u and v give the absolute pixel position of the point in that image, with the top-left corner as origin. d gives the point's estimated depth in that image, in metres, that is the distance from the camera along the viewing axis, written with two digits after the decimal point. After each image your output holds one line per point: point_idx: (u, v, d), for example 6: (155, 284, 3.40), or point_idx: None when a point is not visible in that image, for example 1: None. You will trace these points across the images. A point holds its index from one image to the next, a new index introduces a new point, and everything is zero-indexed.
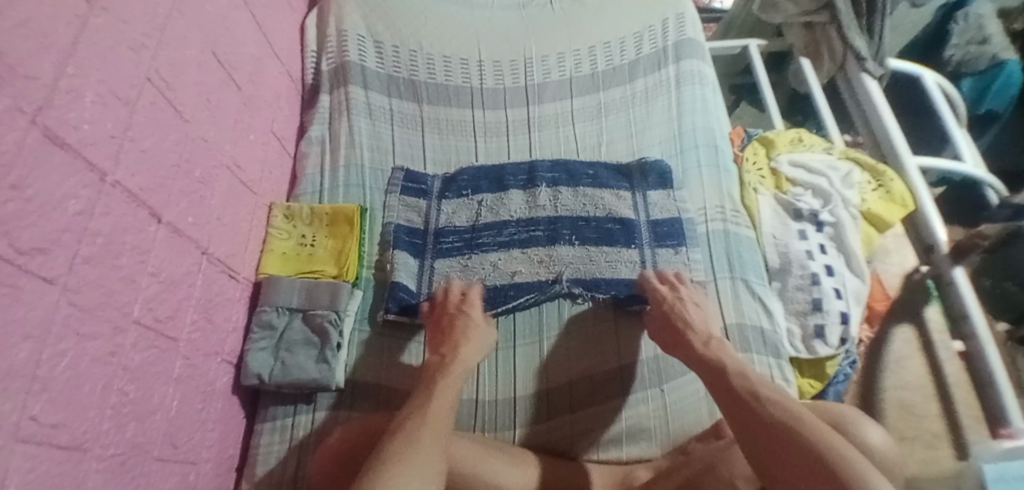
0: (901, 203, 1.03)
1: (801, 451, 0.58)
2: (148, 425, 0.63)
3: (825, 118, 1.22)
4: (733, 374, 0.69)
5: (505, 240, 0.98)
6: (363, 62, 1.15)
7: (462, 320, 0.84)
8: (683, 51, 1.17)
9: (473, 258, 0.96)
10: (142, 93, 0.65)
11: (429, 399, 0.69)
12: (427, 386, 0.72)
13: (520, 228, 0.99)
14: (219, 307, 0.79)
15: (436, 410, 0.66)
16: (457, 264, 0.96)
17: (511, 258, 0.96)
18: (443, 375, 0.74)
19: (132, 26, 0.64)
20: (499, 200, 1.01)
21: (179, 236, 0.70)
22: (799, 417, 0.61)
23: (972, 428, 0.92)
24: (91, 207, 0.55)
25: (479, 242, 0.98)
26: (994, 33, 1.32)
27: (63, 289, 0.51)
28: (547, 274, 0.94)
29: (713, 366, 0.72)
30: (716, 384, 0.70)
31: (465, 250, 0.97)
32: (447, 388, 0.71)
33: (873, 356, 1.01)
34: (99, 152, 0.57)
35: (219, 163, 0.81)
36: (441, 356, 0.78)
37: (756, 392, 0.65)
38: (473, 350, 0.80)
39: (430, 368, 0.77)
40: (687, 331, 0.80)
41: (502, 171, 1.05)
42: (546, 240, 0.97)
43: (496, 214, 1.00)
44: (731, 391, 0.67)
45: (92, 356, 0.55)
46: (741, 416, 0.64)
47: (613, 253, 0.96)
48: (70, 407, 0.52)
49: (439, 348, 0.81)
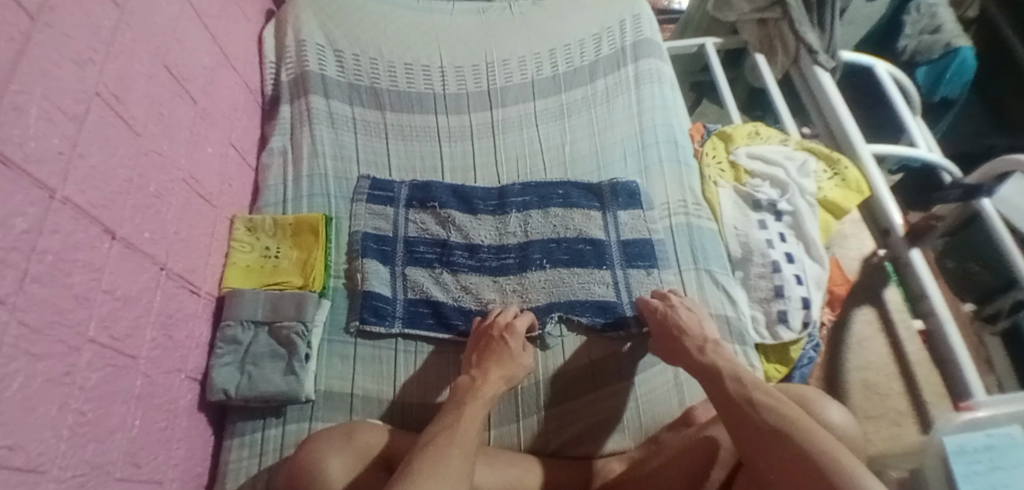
0: (857, 190, 1.05)
1: (786, 452, 0.56)
2: (108, 445, 0.62)
3: (782, 111, 1.25)
4: (729, 379, 0.68)
5: (476, 264, 0.96)
6: (323, 71, 1.15)
7: (501, 347, 0.81)
8: (641, 50, 1.19)
9: (444, 275, 0.95)
10: (90, 107, 0.64)
11: (459, 419, 0.67)
12: (456, 407, 0.70)
13: (491, 254, 0.97)
14: (180, 324, 0.78)
15: (468, 427, 0.65)
16: (428, 275, 0.95)
17: (483, 283, 0.95)
18: (471, 397, 0.72)
19: (76, 41, 0.63)
20: (470, 222, 1.01)
21: (134, 252, 0.69)
22: (792, 421, 0.58)
23: (936, 404, 0.95)
24: (39, 224, 0.54)
25: (451, 259, 0.96)
26: (946, 22, 1.39)
27: (13, 308, 0.50)
28: (521, 303, 0.93)
29: (711, 371, 0.71)
30: (712, 388, 0.69)
31: (437, 263, 0.97)
32: (476, 411, 0.69)
33: (836, 341, 1.04)
34: (46, 168, 0.56)
35: (175, 177, 0.80)
36: (471, 378, 0.76)
37: (752, 398, 0.64)
38: (505, 379, 0.77)
39: (458, 387, 0.75)
40: (687, 339, 0.79)
41: (471, 194, 1.04)
42: (517, 267, 0.96)
43: (466, 236, 0.99)
44: (725, 397, 0.66)
45: (45, 377, 0.54)
46: (736, 423, 0.63)
47: (585, 274, 0.95)
48: (25, 429, 0.51)
49: (473, 368, 0.79)
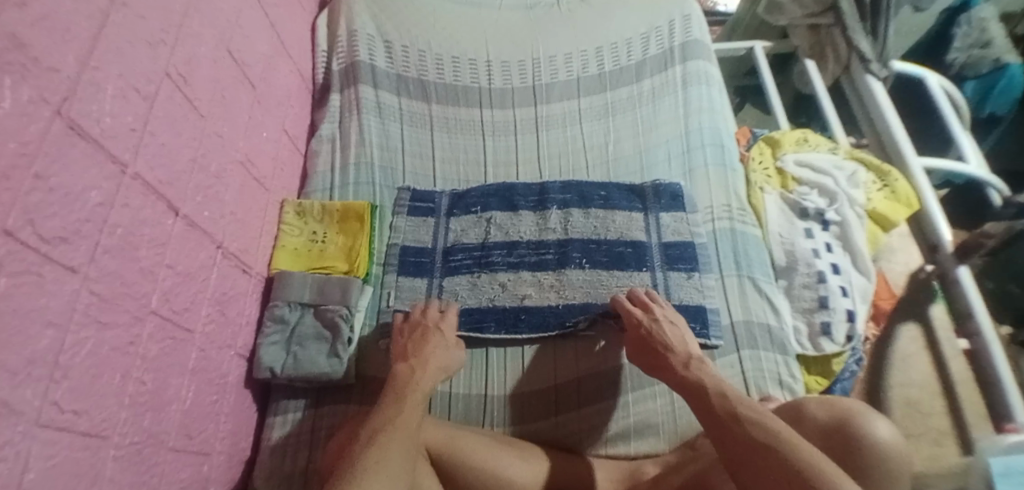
0: (906, 202, 1.03)
1: (776, 469, 0.55)
2: (164, 415, 0.64)
3: (830, 118, 1.22)
4: (714, 395, 0.67)
5: (515, 260, 0.96)
6: (373, 61, 1.16)
7: (436, 337, 0.81)
8: (689, 51, 1.18)
9: (483, 277, 0.95)
10: (160, 87, 0.66)
11: (399, 413, 0.67)
12: (393, 398, 0.70)
13: (530, 250, 0.97)
14: (233, 301, 0.80)
15: (407, 420, 0.66)
16: (466, 282, 0.95)
17: (522, 280, 0.94)
18: (410, 389, 0.71)
19: (149, 22, 0.65)
20: (510, 219, 1.01)
21: (195, 230, 0.71)
22: (777, 435, 0.58)
23: (978, 426, 0.92)
24: (111, 198, 0.56)
25: (490, 259, 0.96)
26: (997, 36, 1.32)
27: (85, 278, 0.52)
28: (557, 299, 0.92)
29: (696, 388, 0.69)
30: (698, 405, 0.67)
31: (475, 268, 0.96)
32: (416, 405, 0.69)
33: (879, 355, 1.01)
34: (120, 144, 0.58)
35: (232, 158, 0.82)
36: (410, 368, 0.75)
37: (736, 412, 0.63)
38: (442, 370, 0.78)
39: (396, 376, 0.74)
40: (671, 355, 0.76)
41: (512, 192, 1.04)
42: (556, 263, 0.95)
43: (506, 233, 0.99)
44: (710, 413, 0.65)
45: (111, 346, 0.56)
46: (723, 439, 0.62)
47: (625, 277, 0.94)
48: (90, 396, 0.53)
49: (408, 355, 0.78)
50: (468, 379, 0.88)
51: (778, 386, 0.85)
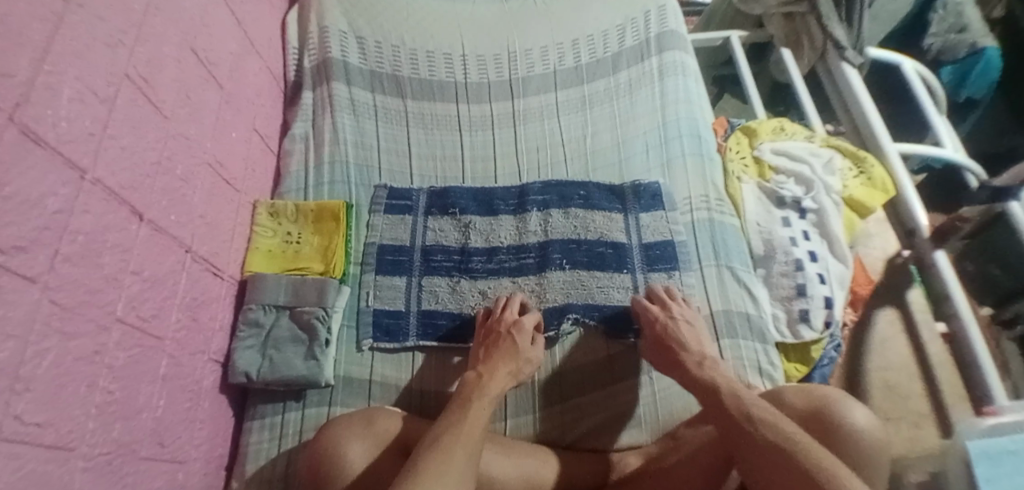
0: (883, 189, 1.04)
1: (787, 468, 0.57)
2: (134, 424, 0.63)
3: (807, 107, 1.22)
4: (726, 393, 0.67)
5: (495, 267, 0.95)
6: (346, 58, 1.15)
7: (508, 343, 0.80)
8: (665, 42, 1.17)
9: (462, 283, 0.93)
10: (121, 89, 0.64)
11: (465, 417, 0.66)
12: (461, 403, 0.70)
13: (511, 255, 0.96)
14: (204, 307, 0.78)
15: (472, 427, 0.65)
16: (446, 284, 0.94)
17: (502, 285, 0.93)
18: (477, 394, 0.71)
19: (107, 22, 0.63)
20: (490, 225, 0.99)
21: (162, 235, 0.69)
22: (790, 438, 0.59)
23: (956, 406, 0.92)
24: (71, 204, 0.55)
25: (470, 265, 0.95)
26: (972, 22, 1.34)
27: (44, 287, 0.51)
28: (538, 304, 0.91)
29: (709, 387, 0.70)
30: (710, 404, 0.68)
31: (455, 272, 0.95)
32: (482, 409, 0.69)
33: (858, 341, 1.02)
34: (78, 149, 0.56)
35: (201, 160, 0.80)
36: (478, 374, 0.76)
37: (749, 412, 0.64)
38: (511, 374, 0.77)
39: (464, 383, 0.75)
40: (684, 354, 0.77)
41: (492, 196, 1.02)
42: (537, 268, 0.94)
43: (486, 239, 0.98)
44: (724, 411, 0.66)
45: (75, 355, 0.54)
46: (734, 435, 0.63)
47: (605, 278, 0.93)
48: (54, 407, 0.51)
49: (479, 363, 0.78)
50: (443, 373, 0.86)
51: (757, 374, 0.86)
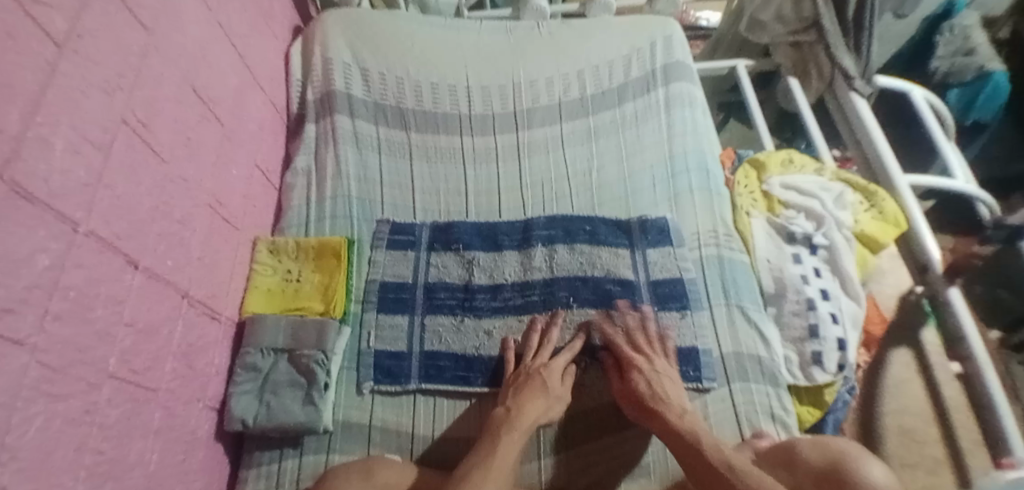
0: (895, 223, 1.01)
1: None
2: (123, 483, 0.60)
3: (815, 136, 1.20)
4: (708, 449, 0.68)
5: (500, 305, 0.93)
6: (349, 90, 1.14)
7: (536, 382, 0.79)
8: (672, 73, 1.16)
9: (466, 321, 0.91)
10: (117, 136, 0.63)
11: (493, 456, 0.68)
12: (491, 439, 0.71)
13: (516, 292, 0.93)
14: (201, 352, 0.77)
15: (502, 465, 0.67)
16: (450, 323, 0.91)
17: (507, 325, 0.90)
18: (507, 429, 0.73)
19: (103, 68, 0.62)
20: (494, 261, 0.97)
21: (157, 281, 0.68)
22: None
23: (973, 454, 0.88)
24: (61, 261, 0.53)
25: (474, 303, 0.93)
26: (979, 45, 1.31)
27: (33, 350, 0.49)
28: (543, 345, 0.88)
29: (688, 440, 0.70)
30: (691, 458, 0.68)
31: (459, 310, 0.93)
32: (512, 445, 0.70)
33: (872, 381, 0.99)
34: (70, 202, 0.55)
35: (200, 201, 0.79)
36: (507, 410, 0.76)
37: (732, 464, 0.65)
38: (541, 413, 0.77)
39: (494, 420, 0.75)
40: (669, 403, 0.76)
41: (496, 231, 1.01)
42: (543, 306, 0.92)
43: (490, 276, 0.96)
44: (709, 470, 0.66)
45: (64, 418, 0.52)
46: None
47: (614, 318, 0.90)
48: (42, 475, 0.49)
49: (508, 399, 0.78)
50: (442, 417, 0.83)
51: (770, 420, 0.83)
